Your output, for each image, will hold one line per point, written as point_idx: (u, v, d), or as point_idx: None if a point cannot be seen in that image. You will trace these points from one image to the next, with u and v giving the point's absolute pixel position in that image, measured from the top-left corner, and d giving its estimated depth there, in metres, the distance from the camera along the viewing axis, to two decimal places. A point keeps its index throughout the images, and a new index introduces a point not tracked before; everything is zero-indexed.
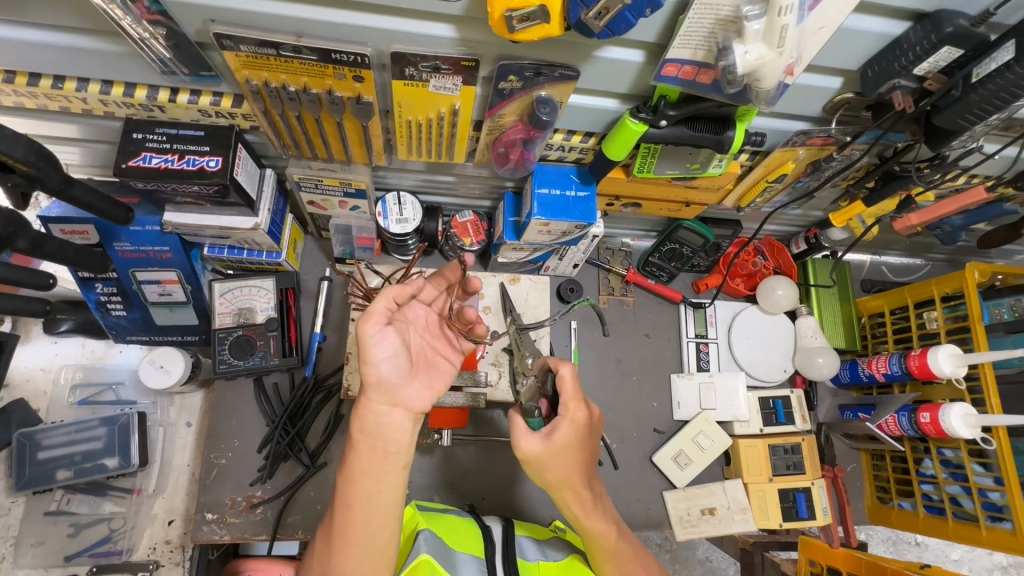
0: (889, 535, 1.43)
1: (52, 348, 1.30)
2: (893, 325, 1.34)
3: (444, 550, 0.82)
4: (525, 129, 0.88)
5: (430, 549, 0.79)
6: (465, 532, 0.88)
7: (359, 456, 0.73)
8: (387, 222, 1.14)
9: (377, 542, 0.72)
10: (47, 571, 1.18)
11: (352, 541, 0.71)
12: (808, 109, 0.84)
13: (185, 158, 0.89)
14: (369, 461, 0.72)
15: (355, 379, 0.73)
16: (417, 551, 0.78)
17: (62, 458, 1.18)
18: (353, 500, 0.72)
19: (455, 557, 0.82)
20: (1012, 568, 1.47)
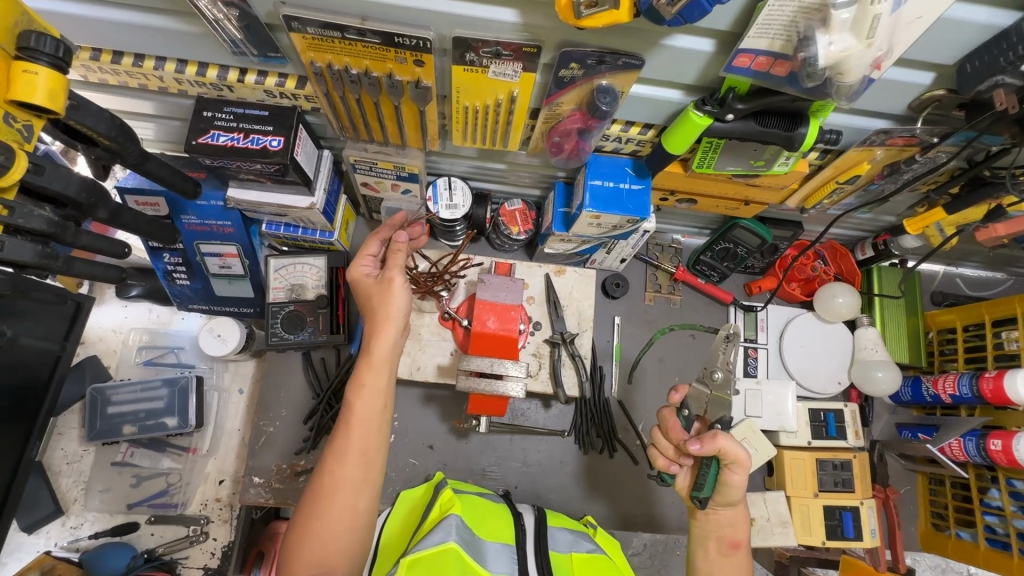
0: (939, 562, 1.35)
1: (122, 311, 1.39)
2: (965, 343, 1.25)
3: (470, 537, 0.80)
4: (583, 118, 0.86)
5: (458, 537, 0.76)
6: (499, 525, 0.87)
7: (366, 377, 0.85)
8: (437, 207, 1.15)
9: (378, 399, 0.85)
10: (111, 516, 1.28)
11: (357, 394, 0.84)
12: (891, 106, 0.78)
13: (249, 138, 0.93)
14: (373, 378, 0.86)
15: (382, 309, 0.89)
16: (445, 537, 0.75)
17: (128, 413, 1.27)
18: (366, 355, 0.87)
19: (482, 545, 0.81)
20: None
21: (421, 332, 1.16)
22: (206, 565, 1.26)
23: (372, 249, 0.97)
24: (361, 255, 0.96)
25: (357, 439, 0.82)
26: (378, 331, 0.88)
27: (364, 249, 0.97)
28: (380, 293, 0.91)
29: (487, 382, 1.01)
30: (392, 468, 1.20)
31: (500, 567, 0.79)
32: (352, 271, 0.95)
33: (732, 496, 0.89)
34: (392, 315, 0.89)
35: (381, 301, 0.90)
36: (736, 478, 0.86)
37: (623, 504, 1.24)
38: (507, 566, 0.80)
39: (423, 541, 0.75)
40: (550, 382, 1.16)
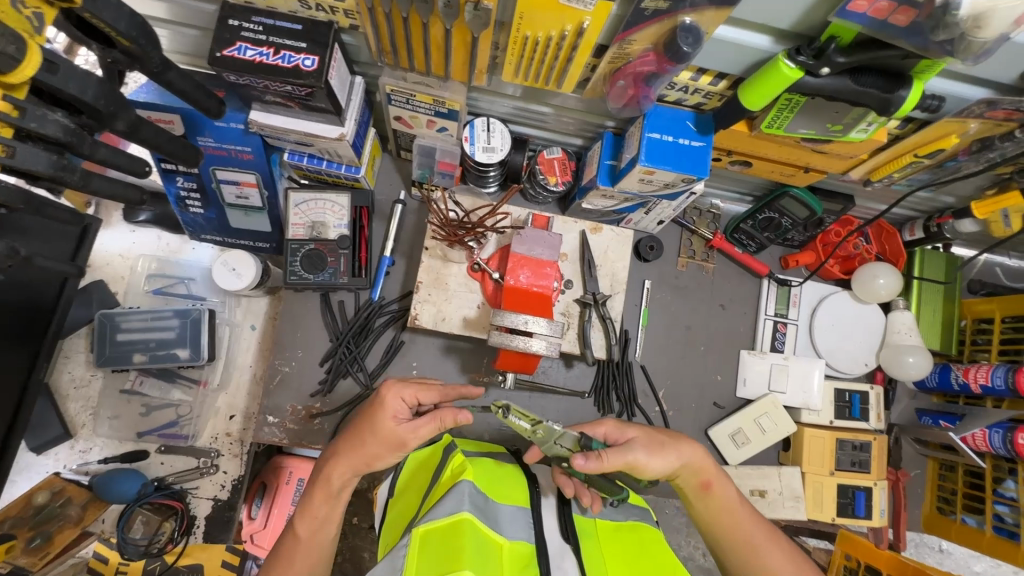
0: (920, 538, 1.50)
1: (130, 236, 1.33)
2: (1001, 335, 1.21)
3: (484, 503, 0.77)
4: (658, 60, 0.77)
5: (471, 506, 0.73)
6: (511, 487, 0.85)
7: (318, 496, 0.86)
8: (473, 148, 1.06)
9: (319, 528, 0.86)
10: (121, 443, 1.26)
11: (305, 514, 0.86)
12: (1005, 71, 0.70)
13: (280, 54, 0.84)
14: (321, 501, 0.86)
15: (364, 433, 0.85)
16: (457, 507, 0.72)
17: (138, 342, 1.22)
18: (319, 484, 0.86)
19: (497, 510, 0.77)
20: None
21: (448, 282, 1.11)
22: (216, 496, 1.27)
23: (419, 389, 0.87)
24: (407, 385, 0.87)
25: (280, 571, 0.83)
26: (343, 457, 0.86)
27: (423, 385, 0.87)
28: (379, 440, 0.84)
29: (519, 341, 0.97)
30: None
31: (517, 531, 0.75)
32: (384, 389, 0.86)
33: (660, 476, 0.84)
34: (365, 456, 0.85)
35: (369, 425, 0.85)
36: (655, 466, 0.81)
37: None
38: (523, 531, 0.76)
39: (435, 511, 0.73)
40: (578, 343, 1.12)
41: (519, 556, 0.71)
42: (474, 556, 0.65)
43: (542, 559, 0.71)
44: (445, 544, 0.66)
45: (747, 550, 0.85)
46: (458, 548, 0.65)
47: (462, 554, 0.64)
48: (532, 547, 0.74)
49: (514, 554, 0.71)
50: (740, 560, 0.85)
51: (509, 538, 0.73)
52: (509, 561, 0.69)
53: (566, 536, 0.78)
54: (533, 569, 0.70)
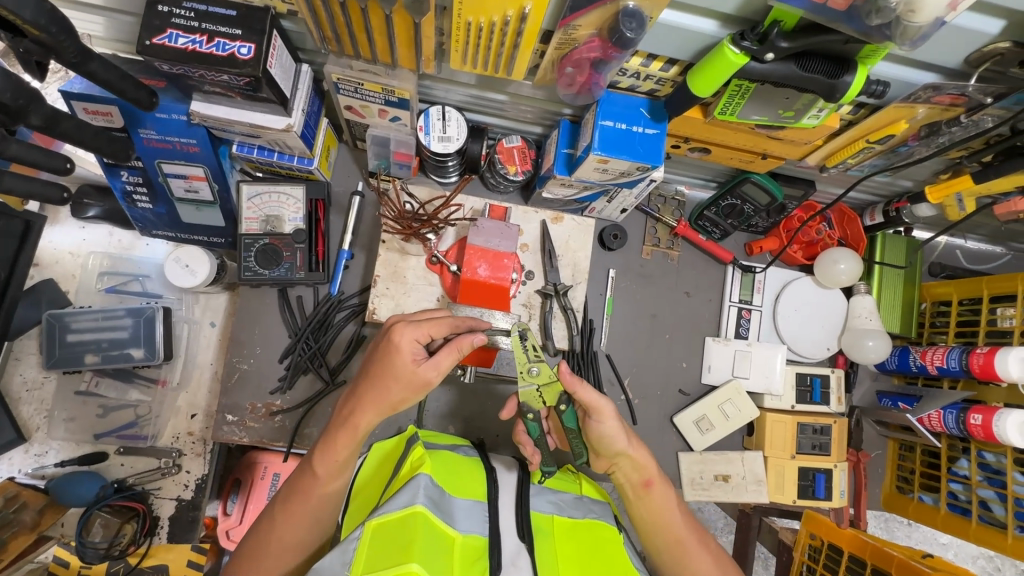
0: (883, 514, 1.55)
1: (80, 233, 1.28)
2: (958, 317, 1.23)
3: (440, 496, 0.76)
4: (602, 46, 0.75)
5: (426, 500, 0.72)
6: (472, 481, 0.84)
7: (337, 439, 0.83)
8: (428, 139, 1.04)
9: (339, 467, 0.84)
10: (78, 446, 1.23)
11: (322, 455, 0.83)
12: (948, 55, 0.69)
13: (214, 42, 0.80)
14: (340, 442, 0.83)
15: (380, 374, 0.80)
16: (411, 500, 0.71)
17: (90, 342, 1.18)
18: (340, 426, 0.83)
19: (452, 504, 0.77)
20: (997, 559, 1.59)
21: (406, 275, 1.09)
22: (180, 496, 1.25)
23: (435, 325, 0.82)
24: (417, 324, 0.81)
25: (303, 505, 0.83)
26: (366, 398, 0.81)
27: (432, 320, 0.82)
28: (399, 382, 0.80)
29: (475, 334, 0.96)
30: None
31: (471, 525, 0.76)
32: (395, 334, 0.80)
33: (606, 449, 0.84)
34: (379, 400, 0.80)
35: (386, 367, 0.80)
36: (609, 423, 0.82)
37: None
38: (477, 525, 0.76)
39: (389, 503, 0.72)
40: (540, 334, 1.11)
41: (470, 550, 0.72)
42: (425, 550, 0.64)
43: (494, 550, 0.72)
44: (397, 537, 0.66)
45: (676, 546, 0.88)
46: (410, 540, 0.64)
47: (415, 545, 0.64)
48: (485, 541, 0.74)
49: (465, 547, 0.71)
50: (670, 555, 0.88)
51: (461, 532, 0.73)
52: (459, 555, 0.69)
53: (522, 535, 0.77)
54: (485, 561, 0.71)
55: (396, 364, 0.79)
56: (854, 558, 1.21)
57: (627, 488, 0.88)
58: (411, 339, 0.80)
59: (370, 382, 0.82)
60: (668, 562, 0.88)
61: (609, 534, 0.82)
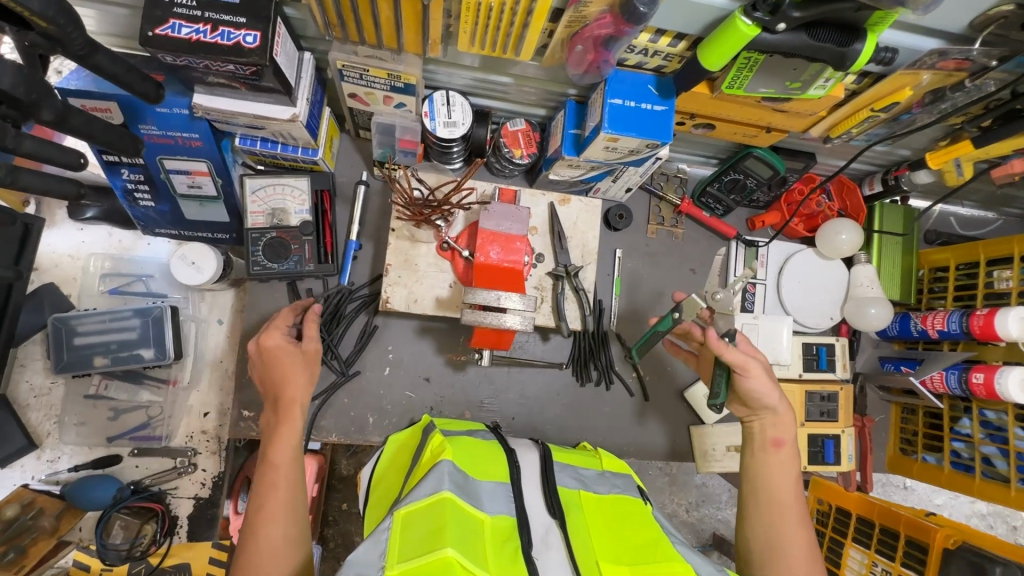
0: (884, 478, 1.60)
1: (78, 235, 1.26)
2: (955, 282, 1.27)
3: (465, 481, 0.76)
4: (614, 22, 0.75)
5: (451, 485, 0.73)
6: (494, 461, 0.85)
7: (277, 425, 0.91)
8: (434, 124, 1.03)
9: (287, 461, 0.88)
10: (91, 449, 1.23)
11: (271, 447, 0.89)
12: (954, 19, 0.71)
13: (218, 31, 0.79)
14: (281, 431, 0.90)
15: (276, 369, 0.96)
16: (437, 488, 0.71)
17: (98, 345, 1.17)
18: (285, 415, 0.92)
19: (477, 487, 0.78)
20: (991, 515, 1.65)
21: (417, 263, 1.09)
22: (197, 495, 1.27)
23: (285, 319, 1.02)
24: (272, 328, 0.99)
25: (278, 530, 0.81)
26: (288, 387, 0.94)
27: (280, 318, 1.01)
28: (297, 360, 0.97)
29: (491, 316, 0.96)
30: (387, 400, 1.18)
31: (498, 506, 0.76)
32: (264, 340, 0.98)
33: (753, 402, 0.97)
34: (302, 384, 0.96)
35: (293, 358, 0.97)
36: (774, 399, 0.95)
37: (620, 435, 1.26)
38: (504, 506, 0.77)
39: (415, 491, 0.73)
40: (553, 316, 1.12)
41: (500, 531, 0.72)
42: (457, 535, 0.65)
43: (523, 530, 0.73)
44: (429, 523, 0.66)
45: (772, 509, 0.92)
46: (440, 527, 0.65)
47: (446, 532, 0.64)
48: (513, 521, 0.75)
49: (495, 530, 0.72)
50: (765, 515, 0.92)
51: (489, 514, 0.74)
52: (490, 538, 0.70)
53: (553, 512, 0.78)
54: (516, 540, 0.72)
55: (287, 358, 0.97)
56: (861, 519, 1.27)
57: (759, 440, 0.98)
58: (278, 337, 0.98)
59: (274, 378, 0.96)
60: (760, 516, 0.92)
61: (638, 509, 0.84)
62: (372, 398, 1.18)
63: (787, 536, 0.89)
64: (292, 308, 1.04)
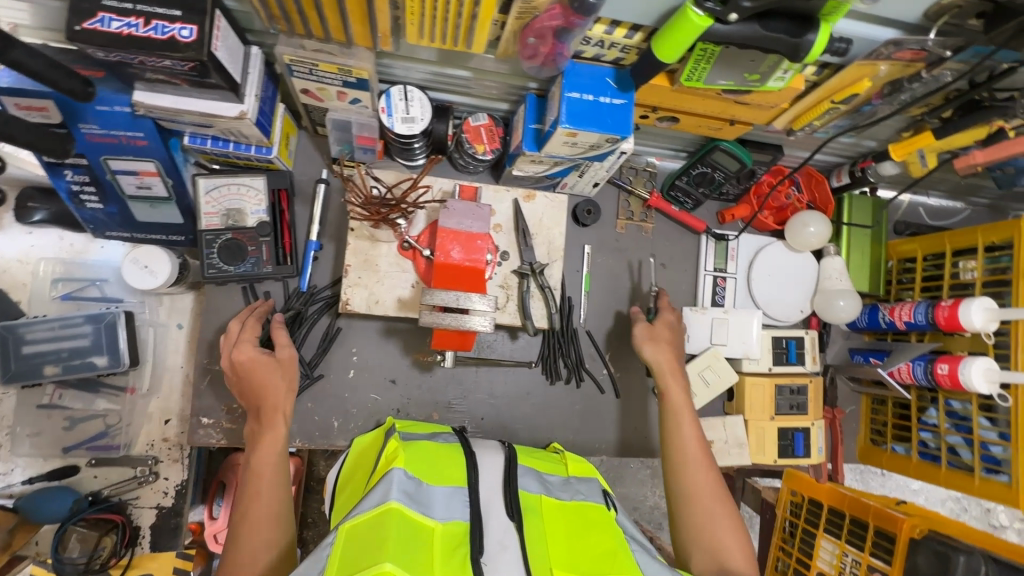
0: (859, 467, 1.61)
1: (27, 239, 1.21)
2: (923, 272, 1.27)
3: (417, 489, 0.74)
4: (563, 13, 0.72)
5: (400, 494, 0.71)
6: (450, 463, 0.82)
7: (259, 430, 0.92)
8: (391, 120, 1.00)
9: (268, 462, 0.89)
10: (46, 461, 1.19)
11: (255, 449, 0.90)
12: (909, 9, 0.70)
13: (151, 25, 0.75)
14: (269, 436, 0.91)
15: (253, 379, 0.95)
16: (385, 497, 0.70)
17: (48, 353, 1.12)
18: (268, 422, 0.92)
19: (431, 494, 0.75)
20: (965, 501, 1.66)
21: (378, 263, 1.06)
22: (160, 504, 1.23)
23: (252, 329, 1.02)
24: (243, 339, 0.99)
25: (263, 527, 0.82)
26: (274, 401, 0.94)
27: (248, 327, 1.02)
28: (271, 372, 0.96)
29: (452, 317, 0.94)
30: (353, 403, 1.16)
31: (452, 512, 0.74)
32: (237, 353, 0.97)
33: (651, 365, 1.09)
34: (283, 390, 0.96)
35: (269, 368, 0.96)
36: (646, 353, 1.11)
37: (592, 432, 1.25)
38: (459, 510, 0.74)
39: (362, 503, 0.71)
40: (519, 314, 1.10)
41: (452, 537, 0.70)
42: (398, 547, 0.63)
43: (475, 536, 0.70)
44: (371, 538, 0.64)
45: (682, 459, 0.98)
46: (381, 540, 0.64)
47: (387, 546, 0.63)
48: (467, 525, 0.72)
49: (447, 536, 0.70)
50: (676, 467, 0.98)
51: (441, 520, 0.71)
52: (439, 547, 0.68)
53: (510, 514, 0.76)
54: (468, 546, 0.69)
55: (264, 370, 0.96)
56: (833, 510, 1.26)
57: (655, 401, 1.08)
58: (247, 346, 0.98)
59: (253, 388, 0.95)
60: (674, 469, 0.98)
61: (601, 517, 0.81)
62: (338, 402, 1.15)
63: (696, 483, 0.95)
64: (255, 318, 1.04)
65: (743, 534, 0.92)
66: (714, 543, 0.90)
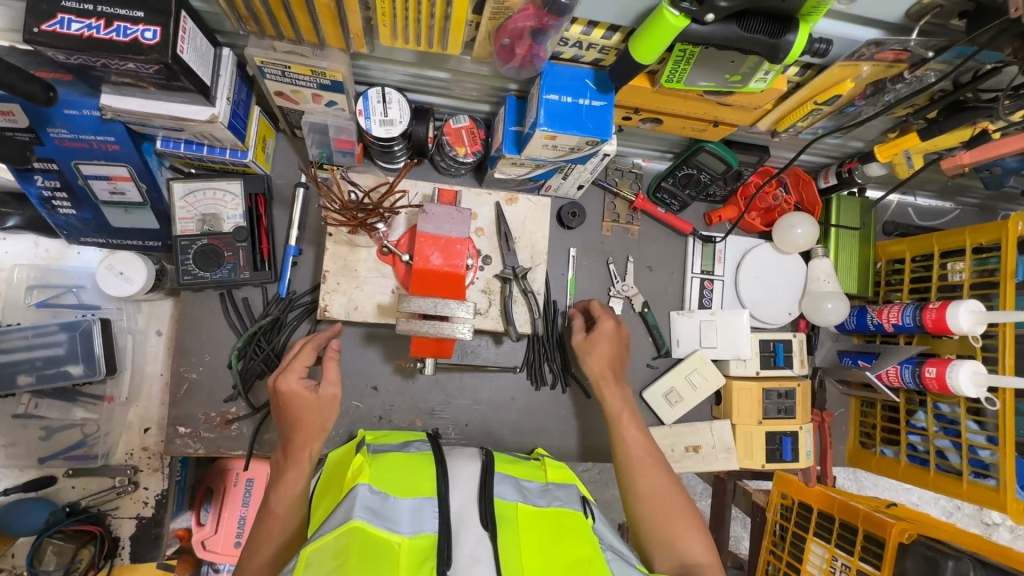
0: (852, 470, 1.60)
1: (1, 245, 1.19)
2: (911, 274, 1.26)
3: (383, 505, 0.73)
4: (537, 14, 0.71)
5: (364, 512, 0.70)
6: (420, 474, 0.79)
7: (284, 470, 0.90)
8: (369, 123, 0.98)
9: (288, 509, 0.87)
10: (22, 472, 1.16)
11: (275, 492, 0.88)
12: (890, 8, 0.68)
13: (113, 26, 0.73)
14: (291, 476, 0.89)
15: (291, 414, 0.91)
16: (347, 518, 0.69)
17: (22, 362, 1.09)
18: (289, 464, 0.90)
19: (397, 508, 0.74)
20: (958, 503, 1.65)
21: (358, 269, 1.04)
22: (139, 514, 1.20)
23: (302, 359, 0.94)
24: (290, 368, 0.92)
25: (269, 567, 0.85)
26: (297, 440, 0.90)
27: (298, 355, 0.94)
28: (310, 409, 0.90)
29: (431, 324, 0.92)
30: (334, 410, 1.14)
31: (420, 526, 0.72)
32: (281, 384, 0.91)
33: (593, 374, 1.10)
34: (315, 432, 0.91)
35: (303, 407, 0.90)
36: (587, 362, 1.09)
37: (579, 439, 1.24)
38: (427, 522, 0.73)
39: (328, 523, 0.71)
40: (501, 320, 1.08)
41: (418, 552, 0.69)
42: (357, 570, 0.63)
43: (440, 551, 0.69)
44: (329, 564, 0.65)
45: (631, 463, 0.98)
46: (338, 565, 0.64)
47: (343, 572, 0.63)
48: (434, 538, 0.71)
49: (413, 552, 0.69)
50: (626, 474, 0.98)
51: (407, 535, 0.70)
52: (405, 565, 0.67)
53: (484, 522, 0.75)
54: (433, 561, 0.68)
55: (301, 407, 0.90)
56: (823, 514, 1.25)
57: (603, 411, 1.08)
58: (292, 378, 0.91)
59: (286, 422, 0.91)
60: (627, 477, 0.98)
61: (577, 521, 0.80)
62: None
63: (642, 488, 0.95)
64: (311, 344, 0.96)
65: (699, 525, 0.92)
66: (674, 539, 0.90)
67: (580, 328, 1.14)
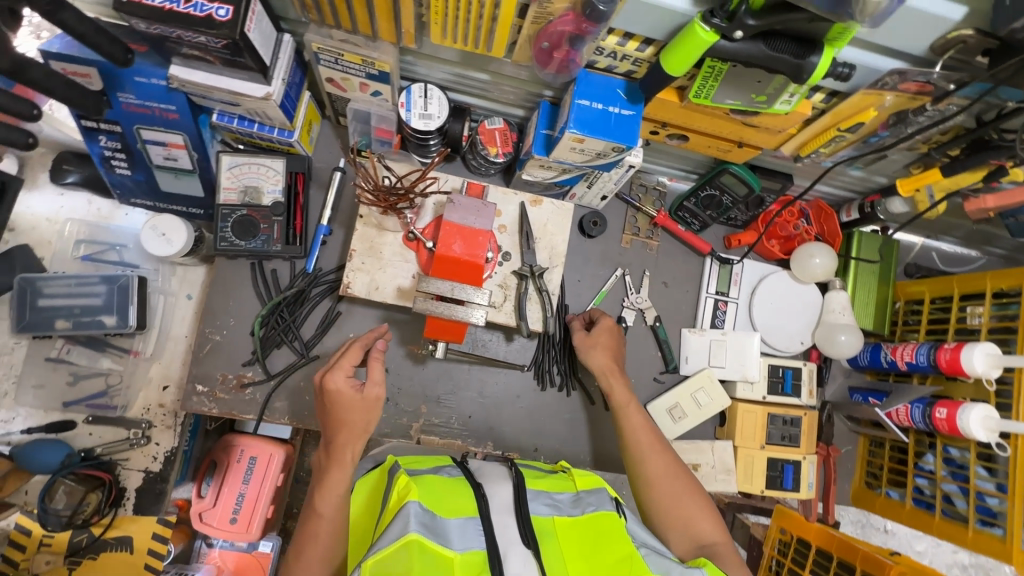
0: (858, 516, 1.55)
1: (58, 199, 1.28)
2: (929, 315, 1.25)
3: (432, 522, 0.71)
4: (575, 20, 0.76)
5: (418, 525, 0.69)
6: (460, 494, 0.78)
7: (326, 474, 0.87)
8: (409, 115, 1.03)
9: (332, 507, 0.86)
10: (46, 413, 1.22)
11: (319, 497, 0.86)
12: (913, 40, 0.71)
13: (191, 3, 0.80)
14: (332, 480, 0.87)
15: (333, 415, 0.90)
16: (403, 530, 0.67)
17: (62, 308, 1.17)
18: (328, 465, 0.88)
19: (447, 525, 0.72)
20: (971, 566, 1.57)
21: (382, 251, 1.09)
22: (148, 468, 1.24)
23: (348, 358, 0.94)
24: (336, 367, 0.92)
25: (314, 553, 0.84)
26: (340, 442, 0.89)
27: (346, 354, 0.94)
28: (356, 409, 0.89)
29: (446, 307, 0.96)
30: None
31: (469, 542, 0.71)
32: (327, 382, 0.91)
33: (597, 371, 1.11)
34: (355, 433, 0.89)
35: (341, 403, 0.90)
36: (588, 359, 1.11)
37: (578, 444, 1.24)
38: (475, 538, 0.71)
39: (381, 539, 0.68)
40: (514, 315, 1.11)
41: (472, 567, 0.68)
42: None
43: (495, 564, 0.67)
44: None
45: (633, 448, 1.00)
46: None
47: None
48: (485, 554, 0.69)
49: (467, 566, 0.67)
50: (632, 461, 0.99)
51: (458, 550, 0.69)
52: None
53: (528, 541, 0.73)
54: None
55: (344, 407, 0.90)
56: (821, 551, 1.22)
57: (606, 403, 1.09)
58: (337, 377, 0.91)
59: (330, 423, 0.90)
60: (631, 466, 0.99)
61: (620, 530, 0.78)
62: None
63: (648, 475, 0.96)
64: (359, 345, 0.96)
65: (708, 505, 0.95)
66: (688, 520, 0.92)
67: (579, 327, 1.17)
